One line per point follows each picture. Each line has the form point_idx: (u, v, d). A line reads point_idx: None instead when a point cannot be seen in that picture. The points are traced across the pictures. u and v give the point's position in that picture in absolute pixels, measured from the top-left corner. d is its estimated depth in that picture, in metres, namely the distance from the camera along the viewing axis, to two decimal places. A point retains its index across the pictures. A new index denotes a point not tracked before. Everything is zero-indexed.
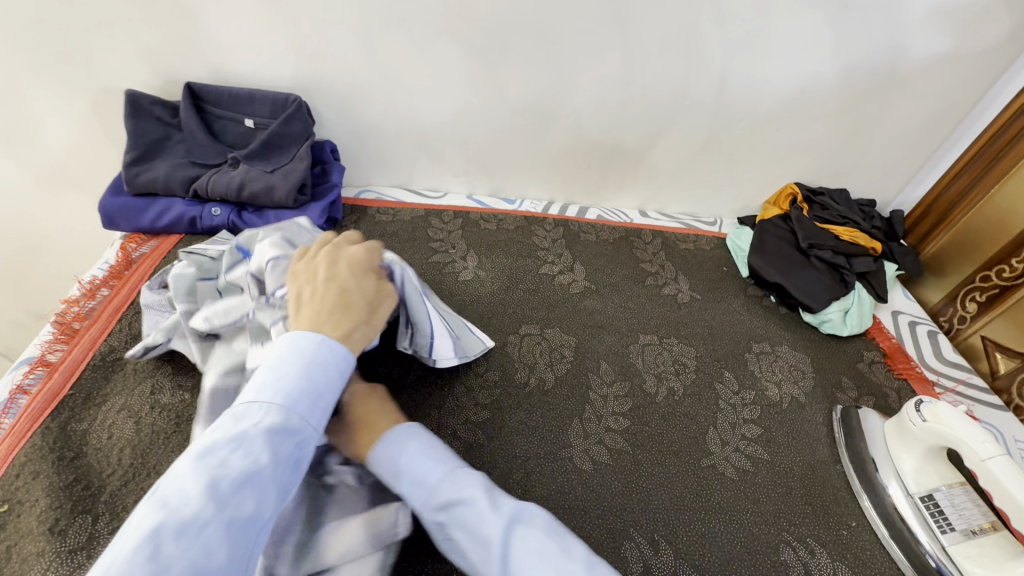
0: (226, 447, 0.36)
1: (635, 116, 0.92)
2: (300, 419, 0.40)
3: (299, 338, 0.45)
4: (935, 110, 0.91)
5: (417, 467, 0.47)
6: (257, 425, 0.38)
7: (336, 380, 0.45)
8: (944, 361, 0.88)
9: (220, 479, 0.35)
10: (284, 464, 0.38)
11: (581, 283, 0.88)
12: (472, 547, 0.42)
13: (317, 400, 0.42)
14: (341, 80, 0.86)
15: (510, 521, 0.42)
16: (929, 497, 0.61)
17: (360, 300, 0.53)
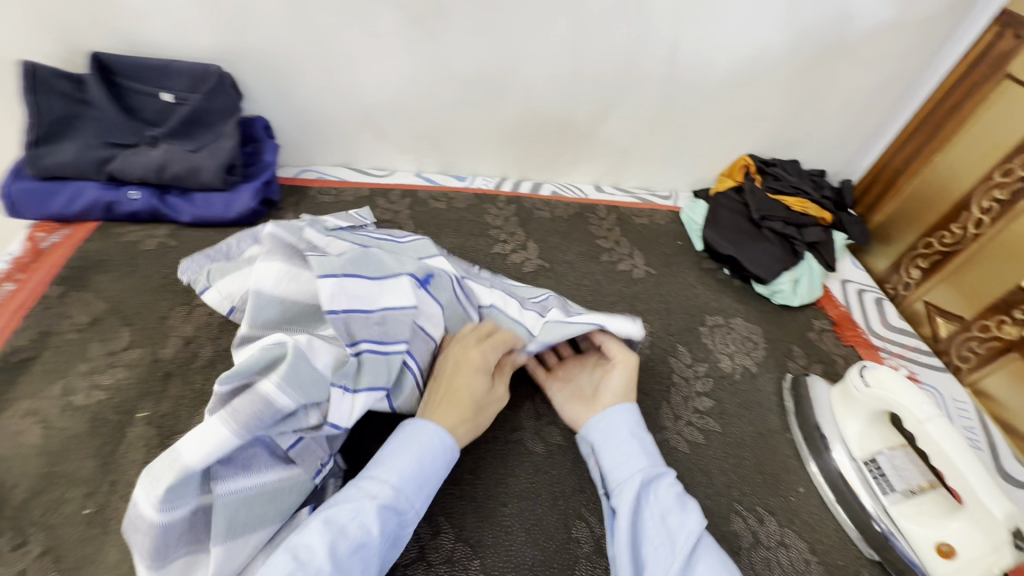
0: (346, 517, 0.45)
1: (586, 88, 0.89)
2: (406, 500, 0.47)
3: (424, 426, 0.51)
4: (880, 78, 0.92)
5: (638, 448, 0.56)
6: (374, 498, 0.46)
7: (442, 462, 0.50)
8: (889, 327, 0.90)
9: (340, 544, 0.43)
10: (386, 538, 0.46)
11: (534, 261, 0.85)
12: (660, 529, 0.51)
13: (423, 483, 0.49)
14: (272, 50, 0.80)
15: (702, 528, 0.51)
16: (871, 461, 0.62)
17: (485, 399, 0.55)
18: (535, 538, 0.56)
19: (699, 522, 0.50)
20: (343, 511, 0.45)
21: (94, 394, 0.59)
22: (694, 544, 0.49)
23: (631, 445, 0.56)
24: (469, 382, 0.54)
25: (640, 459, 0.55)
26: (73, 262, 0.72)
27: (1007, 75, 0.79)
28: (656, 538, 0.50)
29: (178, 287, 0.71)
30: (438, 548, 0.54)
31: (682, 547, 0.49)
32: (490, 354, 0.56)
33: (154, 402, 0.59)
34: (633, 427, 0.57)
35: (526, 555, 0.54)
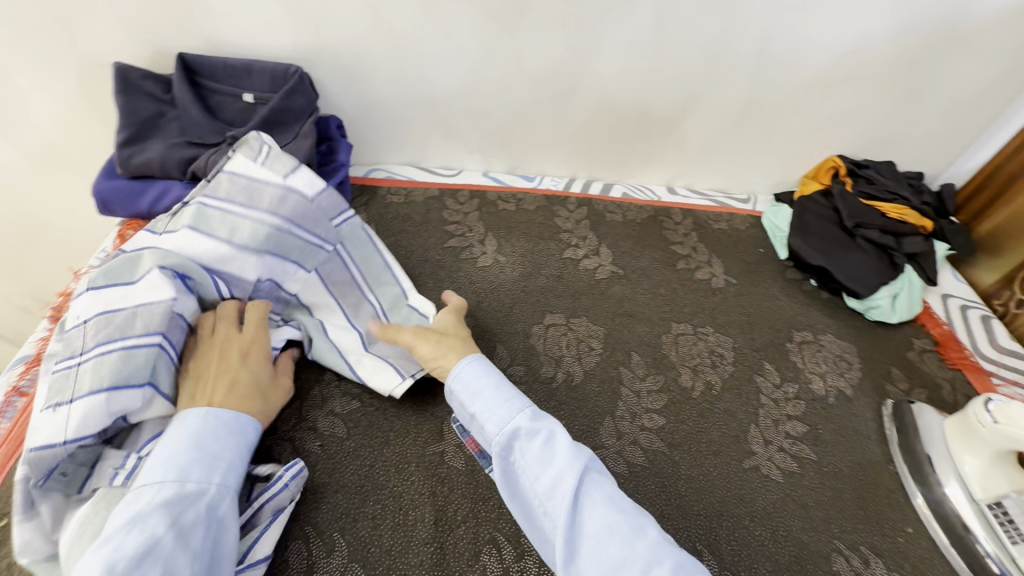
0: (121, 532, 0.41)
1: (666, 83, 0.84)
2: (194, 483, 0.45)
3: (188, 415, 0.49)
4: (995, 72, 0.83)
5: (496, 400, 0.52)
6: (153, 503, 0.43)
7: (226, 443, 0.49)
8: (1002, 349, 0.81)
9: (118, 561, 0.39)
10: (191, 527, 0.43)
11: (608, 268, 0.82)
12: (542, 479, 0.48)
13: (212, 465, 0.47)
14: (347, 48, 0.79)
15: (584, 465, 0.48)
16: (997, 505, 0.56)
17: (261, 386, 0.56)
18: None
19: (577, 459, 0.48)
20: (126, 527, 0.41)
21: None
22: (577, 490, 0.46)
23: (489, 403, 0.52)
24: (250, 372, 0.55)
25: (499, 413, 0.51)
26: None
27: None
28: (543, 489, 0.47)
29: None
30: (523, 571, 0.51)
31: (564, 498, 0.46)
32: (257, 341, 0.57)
33: None
34: (477, 386, 0.54)
35: None
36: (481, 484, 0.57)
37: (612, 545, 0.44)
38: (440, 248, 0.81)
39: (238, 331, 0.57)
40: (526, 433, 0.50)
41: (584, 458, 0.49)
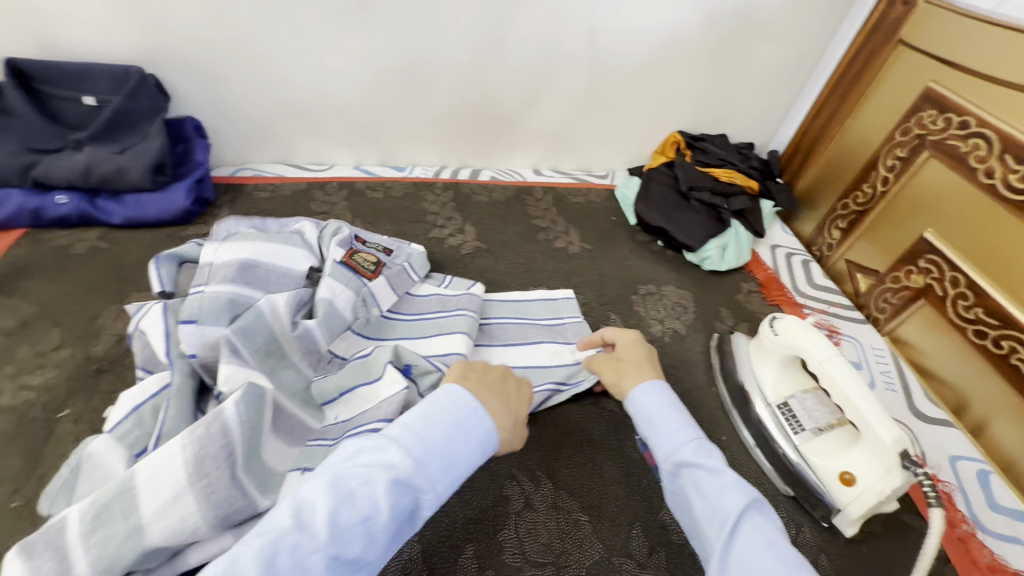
0: (357, 479, 0.41)
1: (512, 72, 0.91)
2: (426, 479, 0.42)
3: (455, 395, 0.47)
4: (792, 51, 0.96)
5: (671, 426, 0.51)
6: (391, 469, 0.42)
7: (478, 447, 0.46)
8: (814, 286, 0.94)
9: (341, 512, 0.39)
10: (398, 515, 0.41)
11: (472, 243, 0.88)
12: (703, 506, 0.45)
13: (449, 465, 0.44)
14: (193, 48, 0.80)
15: (750, 499, 0.45)
16: (784, 405, 0.66)
17: (511, 416, 0.50)
18: (466, 500, 0.57)
19: (743, 495, 0.44)
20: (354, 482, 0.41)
21: (22, 394, 0.59)
22: (739, 516, 0.43)
23: (668, 423, 0.51)
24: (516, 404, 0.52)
25: (669, 439, 0.50)
26: None
27: (901, 41, 0.84)
28: (703, 516, 0.45)
29: (108, 288, 0.72)
30: None
31: (719, 525, 0.43)
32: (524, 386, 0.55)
33: (84, 399, 0.59)
34: (666, 409, 0.52)
35: (455, 515, 0.56)
36: None
37: (772, 573, 0.39)
38: None
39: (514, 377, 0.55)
40: (698, 460, 0.48)
41: (750, 494, 0.45)
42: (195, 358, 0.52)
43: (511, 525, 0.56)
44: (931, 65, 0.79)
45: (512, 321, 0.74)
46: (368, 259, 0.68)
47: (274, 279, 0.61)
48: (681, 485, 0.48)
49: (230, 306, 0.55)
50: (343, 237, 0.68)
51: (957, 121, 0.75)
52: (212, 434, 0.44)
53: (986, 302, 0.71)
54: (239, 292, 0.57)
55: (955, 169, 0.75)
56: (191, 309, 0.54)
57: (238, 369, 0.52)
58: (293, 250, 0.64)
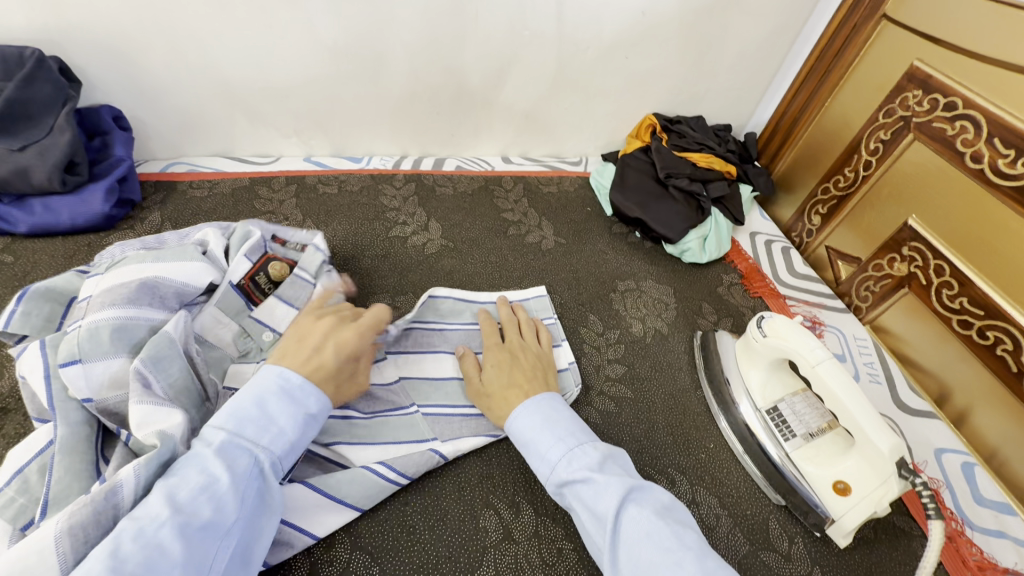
0: (182, 471, 0.39)
1: (474, 51, 0.83)
2: (250, 438, 0.42)
3: (268, 379, 0.46)
4: (771, 27, 0.91)
5: (552, 437, 0.50)
6: (209, 446, 0.41)
7: (298, 410, 0.46)
8: (797, 275, 0.92)
9: (177, 492, 0.38)
10: (240, 480, 0.40)
11: (437, 241, 0.81)
12: (590, 522, 0.45)
13: (266, 425, 0.44)
14: (100, 24, 0.69)
15: (626, 493, 0.44)
16: (773, 409, 0.63)
17: (338, 375, 0.50)
18: (439, 536, 0.52)
19: (616, 492, 0.44)
20: (188, 466, 0.40)
21: None
22: (617, 515, 0.43)
23: (542, 439, 0.51)
24: (343, 358, 0.51)
25: (543, 460, 0.50)
26: None
27: (883, 16, 0.80)
28: (593, 528, 0.45)
29: None
30: (332, 561, 0.50)
31: (603, 530, 0.43)
32: (474, 381, 0.59)
33: None
34: (541, 424, 0.52)
35: (429, 555, 0.51)
36: None
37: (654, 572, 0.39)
38: None
39: (477, 375, 0.60)
40: (574, 471, 0.48)
41: (624, 488, 0.44)
42: (91, 402, 0.47)
43: (490, 560, 0.51)
44: (917, 41, 0.75)
45: (473, 327, 0.69)
46: (280, 268, 0.65)
47: (173, 299, 0.56)
48: (570, 502, 0.48)
49: (117, 336, 0.49)
50: (254, 244, 0.64)
51: (943, 102, 0.71)
52: (105, 522, 0.39)
53: (971, 291, 0.69)
54: (128, 315, 0.51)
55: (940, 151, 0.72)
56: (72, 346, 0.47)
57: (152, 408, 0.46)
58: (192, 263, 0.58)
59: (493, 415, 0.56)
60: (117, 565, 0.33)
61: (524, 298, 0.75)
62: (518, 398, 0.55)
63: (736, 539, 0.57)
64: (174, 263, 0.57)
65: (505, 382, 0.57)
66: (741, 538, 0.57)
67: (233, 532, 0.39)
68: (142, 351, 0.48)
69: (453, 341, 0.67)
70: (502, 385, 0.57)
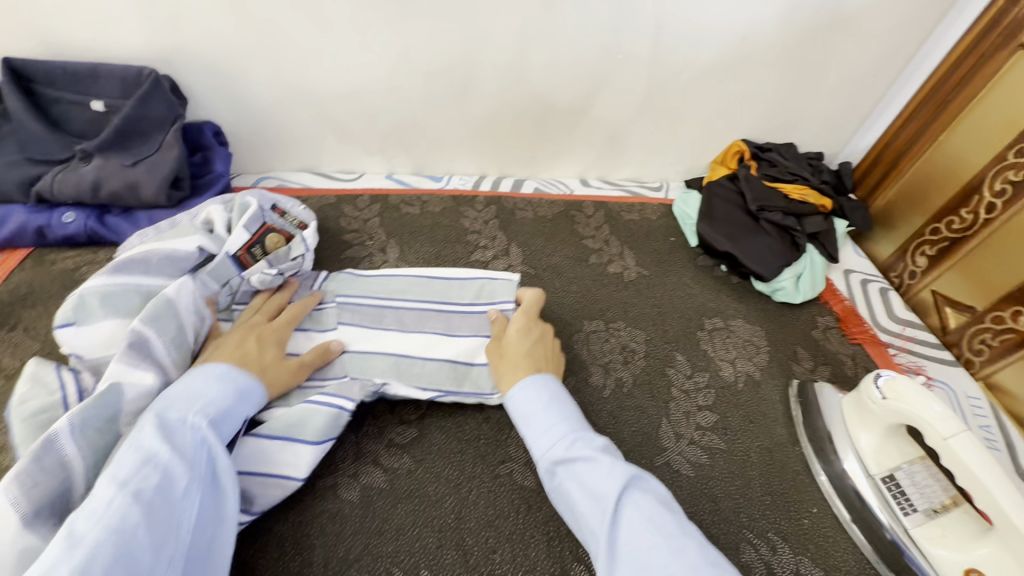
0: (128, 465, 0.41)
1: (564, 73, 0.81)
2: (178, 411, 0.45)
3: (204, 369, 0.50)
4: (881, 54, 0.85)
5: (549, 420, 0.50)
6: (145, 426, 0.43)
7: (228, 385, 0.49)
8: (898, 321, 0.85)
9: (118, 471, 0.40)
10: (184, 446, 0.43)
11: (518, 268, 0.79)
12: (584, 500, 0.44)
13: (194, 397, 0.47)
14: (211, 44, 0.71)
15: (630, 479, 0.44)
16: (890, 478, 0.57)
17: (266, 362, 0.55)
18: None
19: (619, 476, 0.44)
20: (127, 448, 0.42)
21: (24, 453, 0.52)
22: (618, 500, 0.43)
23: (541, 420, 0.50)
24: (264, 352, 0.56)
25: (546, 435, 0.49)
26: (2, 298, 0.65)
27: (1020, 46, 0.72)
28: (588, 511, 0.44)
29: None
30: None
31: (604, 512, 0.42)
32: (279, 329, 0.59)
33: None
34: (542, 403, 0.51)
35: None
36: (376, 517, 0.53)
37: (656, 554, 0.39)
38: (337, 260, 0.76)
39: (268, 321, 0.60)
40: (573, 450, 0.47)
41: (628, 473, 0.44)
42: (81, 359, 0.53)
43: None
44: None
45: (433, 306, 0.66)
46: (277, 240, 0.67)
47: (168, 266, 0.59)
48: (561, 481, 0.46)
49: (108, 302, 0.55)
50: (251, 216, 0.66)
51: None
52: (50, 467, 0.43)
53: None
54: (111, 283, 0.56)
55: None
56: (68, 312, 0.54)
57: (127, 365, 0.50)
58: (185, 235, 0.62)
59: (502, 377, 0.56)
60: (75, 540, 0.35)
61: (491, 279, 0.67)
62: (521, 375, 0.55)
63: None
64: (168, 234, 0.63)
65: (522, 352, 0.57)
66: None
67: (193, 490, 0.42)
68: (143, 312, 0.54)
69: (407, 321, 0.65)
70: (520, 355, 0.57)
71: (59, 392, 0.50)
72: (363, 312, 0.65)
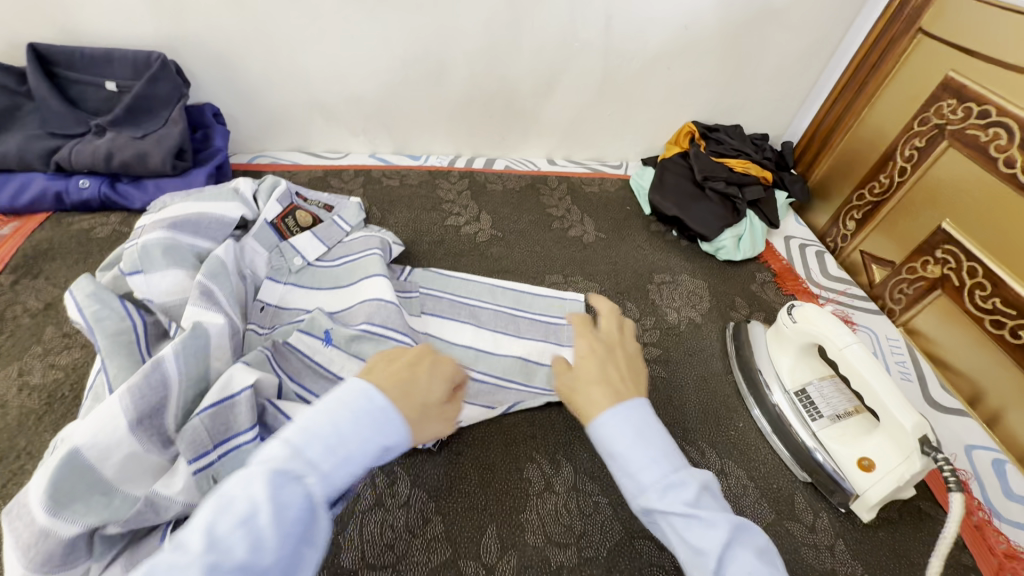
0: (230, 519, 0.33)
1: (527, 60, 0.91)
2: (306, 461, 0.36)
3: (358, 391, 0.40)
4: (809, 41, 0.96)
5: (640, 451, 0.44)
6: (264, 465, 0.35)
7: (374, 431, 0.39)
8: (830, 278, 0.94)
9: (218, 523, 0.32)
10: (287, 512, 0.34)
11: (487, 231, 0.88)
12: (682, 548, 0.42)
13: (333, 445, 0.37)
14: (212, 34, 0.81)
15: (733, 536, 0.41)
16: (802, 392, 0.67)
17: (425, 400, 0.44)
18: (487, 482, 0.58)
19: (723, 534, 0.40)
20: (235, 489, 0.34)
21: (50, 374, 0.60)
22: (720, 556, 0.40)
23: (634, 451, 0.44)
24: (426, 385, 0.45)
25: (640, 467, 0.44)
26: (24, 252, 0.73)
27: (919, 30, 0.84)
28: (686, 559, 0.41)
29: None
30: (395, 494, 0.56)
31: (705, 572, 0.40)
32: (448, 368, 0.48)
33: None
34: (631, 433, 0.45)
35: (479, 497, 0.57)
36: None
37: None
38: None
39: (446, 356, 0.50)
40: (673, 490, 0.43)
41: (732, 529, 0.41)
42: (152, 303, 0.57)
43: (533, 506, 0.57)
44: (951, 53, 0.79)
45: (508, 312, 0.75)
46: (305, 216, 0.74)
47: (215, 229, 0.66)
48: (655, 521, 0.44)
49: (171, 254, 0.59)
50: (282, 192, 0.75)
51: (977, 110, 0.74)
52: (154, 384, 0.48)
53: (1004, 291, 0.71)
54: (171, 237, 0.61)
55: (974, 158, 0.75)
56: (134, 259, 0.58)
57: (202, 310, 0.56)
58: (228, 202, 0.69)
59: (582, 399, 0.49)
60: None
61: (561, 298, 0.78)
62: (609, 399, 0.48)
63: (762, 508, 0.60)
64: (212, 197, 0.68)
65: (597, 370, 0.50)
66: (767, 508, 0.60)
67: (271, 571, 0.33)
68: (204, 270, 0.59)
69: (482, 318, 0.74)
70: (595, 372, 0.50)
71: (129, 319, 0.54)
72: (442, 305, 0.74)
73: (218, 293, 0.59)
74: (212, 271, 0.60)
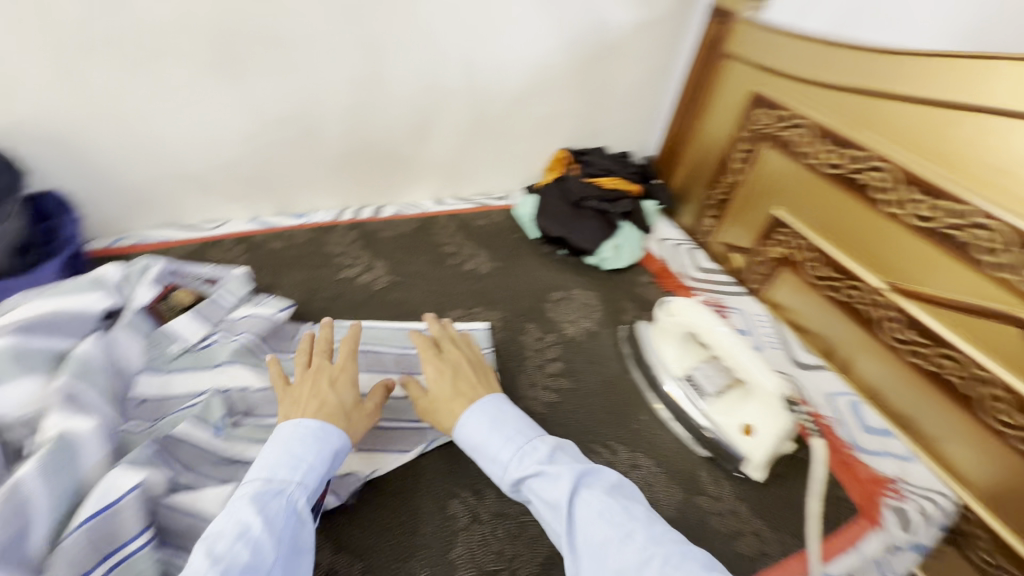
0: (227, 537, 0.43)
1: (398, 112, 0.95)
2: (278, 481, 0.48)
3: (292, 427, 0.52)
4: (646, 71, 1.09)
5: (501, 440, 0.55)
6: (244, 496, 0.46)
7: (323, 446, 0.51)
8: (701, 270, 1.06)
9: (217, 544, 0.42)
10: (276, 517, 0.45)
11: (384, 278, 0.89)
12: (545, 506, 0.50)
13: (297, 464, 0.49)
14: (50, 117, 0.76)
15: (578, 479, 0.50)
16: (687, 376, 0.73)
17: (343, 409, 0.56)
18: (412, 528, 0.58)
19: (568, 479, 0.49)
20: (228, 516, 0.44)
21: None
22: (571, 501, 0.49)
23: (492, 442, 0.55)
24: (337, 395, 0.56)
25: (500, 458, 0.54)
26: None
27: (725, 55, 1.00)
28: (549, 516, 0.50)
29: None
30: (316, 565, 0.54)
31: (561, 517, 0.48)
32: (344, 369, 0.59)
33: None
34: (489, 428, 0.56)
35: (405, 547, 0.56)
36: None
37: (609, 546, 0.45)
38: None
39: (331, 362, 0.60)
40: (535, 458, 0.52)
41: (577, 475, 0.50)
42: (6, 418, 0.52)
43: (461, 541, 0.57)
44: (752, 71, 0.95)
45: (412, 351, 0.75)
46: (186, 294, 0.73)
47: (75, 325, 0.61)
48: (527, 496, 0.52)
49: (21, 362, 0.54)
50: (157, 274, 0.71)
51: (779, 116, 0.90)
52: (14, 510, 0.44)
53: (828, 261, 0.85)
54: (22, 343, 0.56)
55: (784, 154, 0.90)
56: None
57: (68, 415, 0.51)
58: (89, 292, 0.63)
59: (447, 421, 0.59)
60: None
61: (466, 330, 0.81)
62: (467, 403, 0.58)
63: (672, 490, 0.66)
64: (70, 286, 0.63)
65: (448, 394, 0.60)
66: (676, 489, 0.66)
67: (275, 569, 0.42)
68: (65, 371, 0.55)
69: (388, 363, 0.73)
70: (449, 391, 0.60)
71: None
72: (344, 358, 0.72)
73: (84, 395, 0.55)
74: (75, 372, 0.56)
